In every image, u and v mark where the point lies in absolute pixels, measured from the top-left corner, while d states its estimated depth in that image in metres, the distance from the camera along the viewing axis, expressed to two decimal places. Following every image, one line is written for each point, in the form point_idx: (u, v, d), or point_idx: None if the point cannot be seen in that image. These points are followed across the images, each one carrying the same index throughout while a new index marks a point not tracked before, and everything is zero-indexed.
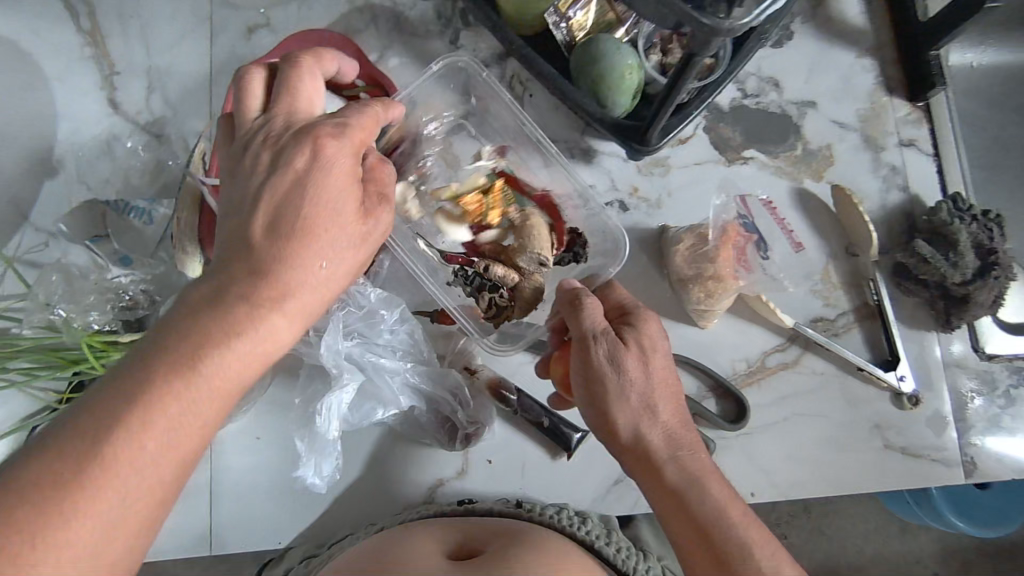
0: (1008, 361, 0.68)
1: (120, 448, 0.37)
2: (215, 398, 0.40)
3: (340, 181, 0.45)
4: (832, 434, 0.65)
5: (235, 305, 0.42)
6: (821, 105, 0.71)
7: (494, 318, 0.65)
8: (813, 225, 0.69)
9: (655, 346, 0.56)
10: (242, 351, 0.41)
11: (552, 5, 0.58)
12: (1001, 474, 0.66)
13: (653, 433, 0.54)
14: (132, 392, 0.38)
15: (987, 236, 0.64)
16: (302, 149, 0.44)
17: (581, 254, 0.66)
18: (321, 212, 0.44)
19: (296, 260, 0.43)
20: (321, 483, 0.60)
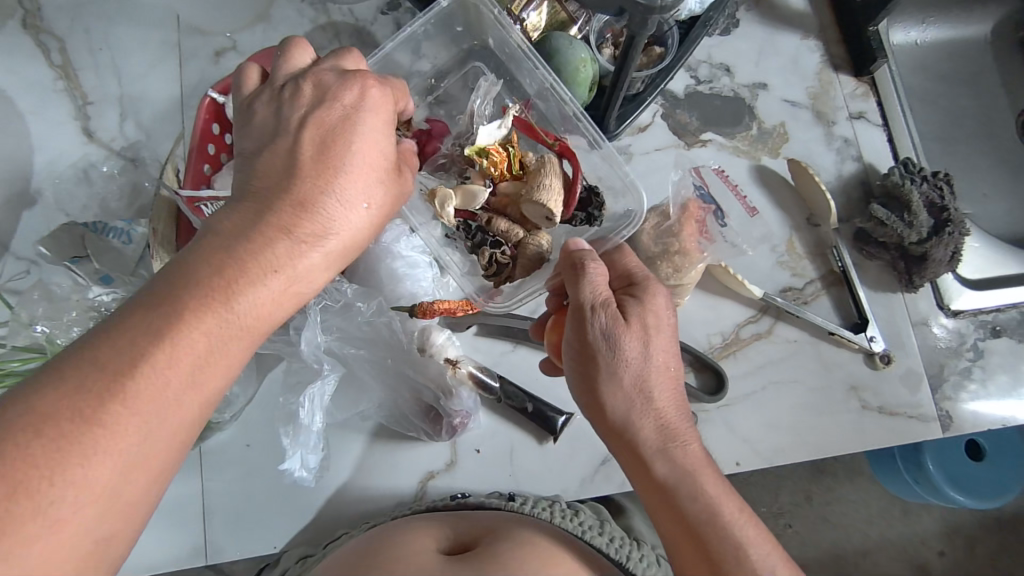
0: (973, 317, 0.68)
1: (152, 378, 0.34)
2: (237, 340, 0.37)
3: (380, 122, 0.44)
4: (809, 399, 0.65)
5: (275, 237, 0.39)
6: (771, 85, 0.73)
7: (497, 279, 0.60)
8: (773, 199, 0.70)
9: (659, 325, 0.50)
10: (276, 288, 0.39)
11: (507, 8, 0.65)
12: (978, 426, 0.65)
13: (644, 421, 0.48)
14: (164, 321, 0.35)
15: (938, 195, 0.65)
16: (348, 88, 0.44)
17: (597, 216, 0.61)
18: (366, 152, 0.43)
19: (337, 196, 0.42)
20: (308, 476, 0.57)
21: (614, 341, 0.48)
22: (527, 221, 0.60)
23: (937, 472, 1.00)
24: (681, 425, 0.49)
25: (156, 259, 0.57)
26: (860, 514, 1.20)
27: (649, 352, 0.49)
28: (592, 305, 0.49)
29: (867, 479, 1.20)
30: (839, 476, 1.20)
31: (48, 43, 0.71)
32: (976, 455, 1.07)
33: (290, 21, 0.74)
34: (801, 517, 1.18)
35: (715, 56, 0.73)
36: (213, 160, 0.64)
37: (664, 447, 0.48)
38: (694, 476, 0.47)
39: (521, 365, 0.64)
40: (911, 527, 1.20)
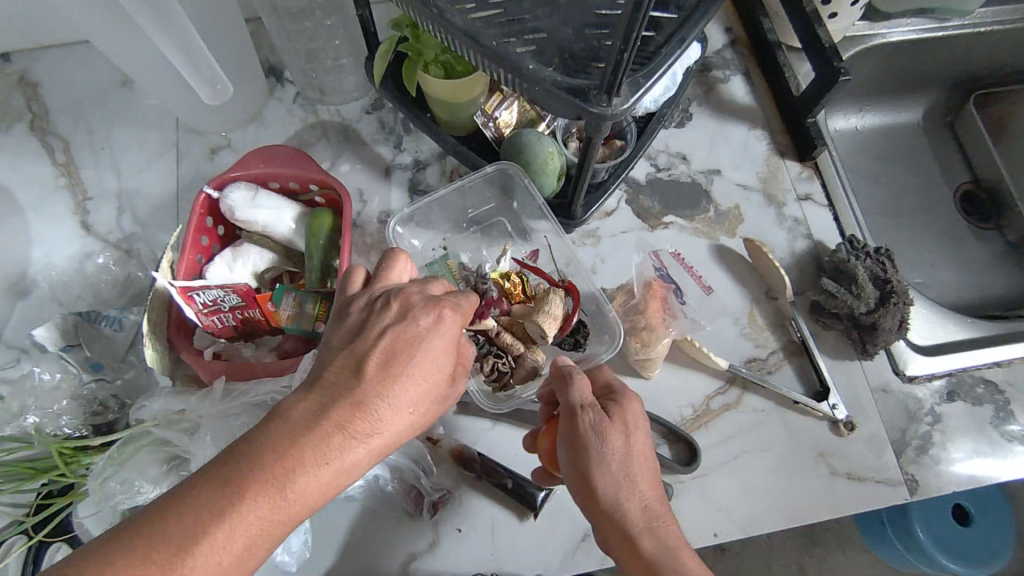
0: (927, 382, 0.72)
1: (202, 558, 0.37)
2: (281, 527, 0.40)
3: (448, 343, 0.47)
4: (780, 467, 0.67)
5: (330, 432, 0.42)
6: (724, 172, 0.80)
7: (496, 385, 0.65)
8: (733, 276, 0.75)
9: (638, 420, 0.54)
10: (325, 478, 0.41)
11: (479, 108, 0.73)
12: (942, 489, 0.68)
13: (630, 504, 0.50)
14: (222, 504, 0.38)
15: (881, 269, 0.70)
16: (427, 311, 0.47)
17: (581, 342, 0.68)
18: (425, 365, 0.45)
19: (390, 399, 0.44)
20: (290, 560, 0.59)
21: (600, 432, 0.52)
22: (528, 339, 0.65)
23: (928, 539, 1.01)
24: (664, 509, 0.51)
25: (146, 346, 0.59)
26: None
27: (630, 442, 0.52)
28: (581, 404, 0.53)
29: (858, 549, 1.20)
30: (831, 546, 1.19)
31: (54, 144, 0.77)
32: (962, 518, 1.08)
33: (281, 121, 0.81)
34: None
35: (672, 146, 0.81)
36: (206, 251, 0.68)
37: (648, 526, 0.50)
38: (680, 558, 0.48)
39: (500, 442, 0.66)
40: None
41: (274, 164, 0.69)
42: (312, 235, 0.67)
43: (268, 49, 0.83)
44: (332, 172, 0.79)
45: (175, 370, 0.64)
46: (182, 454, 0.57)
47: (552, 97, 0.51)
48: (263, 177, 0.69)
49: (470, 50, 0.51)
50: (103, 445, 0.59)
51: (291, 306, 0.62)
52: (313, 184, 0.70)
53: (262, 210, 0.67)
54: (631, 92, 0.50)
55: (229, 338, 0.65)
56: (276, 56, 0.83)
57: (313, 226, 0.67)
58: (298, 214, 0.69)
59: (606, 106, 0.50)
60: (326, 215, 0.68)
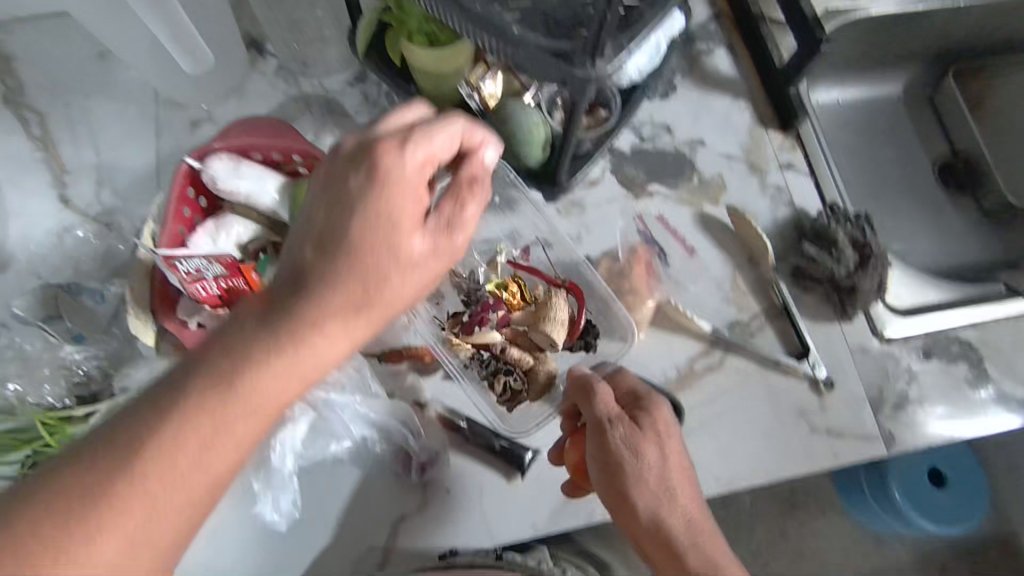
0: (905, 343, 0.74)
1: (161, 448, 0.39)
2: (243, 420, 0.41)
3: (402, 204, 0.45)
4: (761, 425, 0.69)
5: (281, 324, 0.42)
6: (708, 141, 0.80)
7: (508, 404, 0.67)
8: (716, 242, 0.76)
9: (670, 430, 0.58)
10: (281, 371, 0.42)
11: (464, 79, 0.72)
12: (916, 444, 0.71)
13: (673, 518, 0.55)
14: (177, 400, 0.40)
15: (861, 234, 0.71)
16: (361, 168, 0.45)
17: (592, 342, 0.69)
18: (371, 229, 0.45)
19: (337, 278, 0.44)
20: (280, 519, 0.60)
21: (634, 449, 0.56)
22: (536, 349, 0.66)
23: (904, 502, 1.06)
24: (704, 524, 0.56)
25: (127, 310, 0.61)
26: (837, 552, 1.22)
27: (664, 454, 0.56)
28: (609, 419, 0.56)
29: (839, 516, 1.23)
30: (814, 512, 1.23)
31: (29, 117, 0.75)
32: (938, 481, 1.11)
33: (263, 93, 0.80)
34: (780, 555, 1.21)
35: (657, 117, 0.81)
36: (188, 223, 0.68)
37: (692, 539, 0.54)
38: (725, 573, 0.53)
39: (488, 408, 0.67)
40: (887, 562, 1.22)
41: (258, 134, 0.70)
42: (296, 204, 0.67)
43: (246, 20, 0.81)
44: (315, 144, 0.79)
45: (160, 340, 0.64)
46: None
47: (536, 60, 0.51)
48: (246, 147, 0.69)
49: (454, 15, 0.51)
50: (87, 415, 0.59)
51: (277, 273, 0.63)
52: (296, 154, 0.70)
53: (245, 179, 0.67)
54: (614, 55, 0.50)
55: (214, 307, 0.62)
56: (256, 27, 0.81)
57: (298, 197, 0.67)
58: (281, 184, 0.68)
59: (590, 68, 0.50)
60: (310, 184, 0.67)
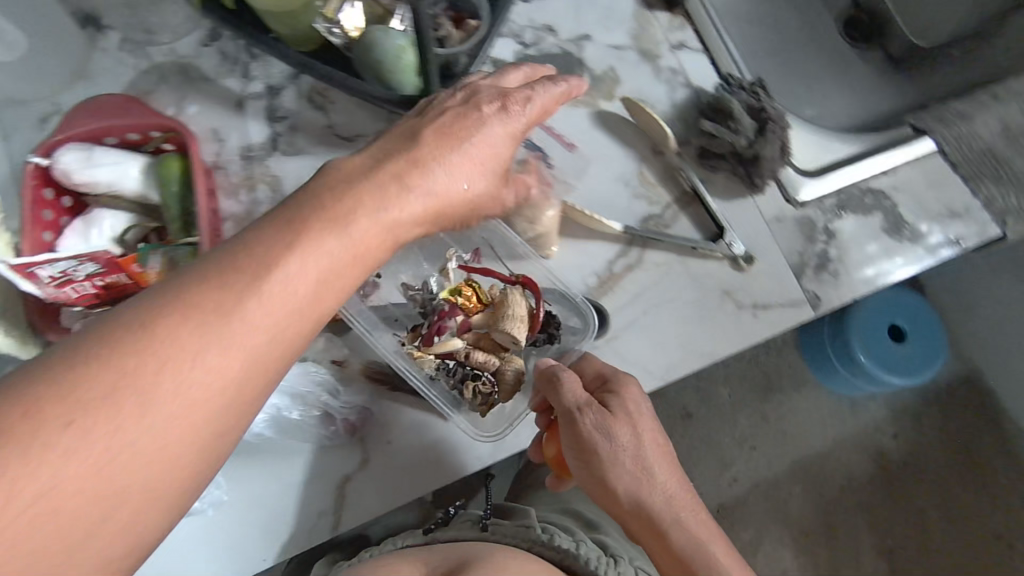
0: (819, 203, 0.73)
1: (276, 280, 0.38)
2: (349, 266, 0.42)
3: (503, 135, 0.50)
4: (688, 313, 0.68)
5: (389, 186, 0.44)
6: (594, 35, 0.76)
7: (483, 408, 0.64)
8: (617, 139, 0.73)
9: (640, 409, 0.58)
10: (385, 226, 0.43)
11: (320, 15, 0.67)
12: (842, 300, 0.71)
13: (654, 498, 0.56)
14: (291, 234, 0.40)
15: (755, 100, 0.71)
16: (490, 99, 0.50)
17: (555, 334, 0.67)
18: (479, 144, 0.49)
19: (446, 171, 0.47)
20: (202, 506, 0.59)
21: (607, 432, 0.56)
22: (501, 348, 0.64)
23: (869, 362, 1.10)
24: (683, 497, 0.57)
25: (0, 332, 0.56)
26: (814, 420, 1.26)
27: (638, 434, 0.57)
28: (578, 407, 0.56)
29: (811, 387, 1.27)
30: (787, 389, 1.26)
31: None
32: (898, 336, 1.12)
33: (111, 72, 0.73)
34: (762, 436, 1.24)
35: (537, 19, 0.76)
36: (53, 226, 0.63)
37: (674, 515, 0.56)
38: (707, 543, 0.55)
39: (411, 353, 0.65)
40: (862, 420, 1.27)
41: (103, 116, 0.64)
42: (164, 183, 0.63)
43: None
44: (180, 117, 0.73)
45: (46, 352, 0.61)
46: None
47: None
48: (95, 133, 0.64)
49: None
50: None
51: (161, 264, 0.59)
52: (153, 130, 0.64)
53: (102, 168, 0.62)
54: None
55: (89, 305, 0.60)
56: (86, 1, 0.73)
57: (163, 174, 0.63)
58: (144, 165, 0.63)
59: None
60: (174, 159, 0.63)
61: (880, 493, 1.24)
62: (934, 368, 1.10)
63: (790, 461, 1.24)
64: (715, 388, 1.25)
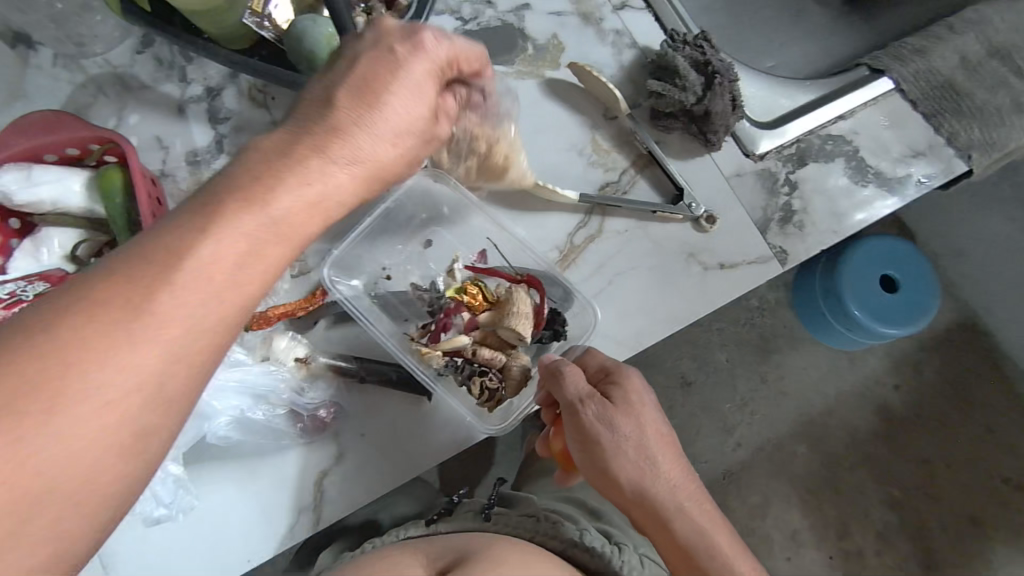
0: (778, 154, 0.72)
1: (191, 270, 0.35)
2: (276, 246, 0.38)
3: (429, 76, 0.44)
4: (654, 279, 0.67)
5: (308, 156, 0.40)
6: (533, 4, 0.74)
7: (489, 403, 0.62)
8: (568, 107, 0.71)
9: (644, 399, 0.57)
10: (312, 200, 0.39)
11: (247, 10, 0.65)
12: (810, 251, 0.70)
13: (660, 491, 0.55)
14: (203, 219, 0.36)
15: (700, 53, 0.68)
16: (403, 42, 0.43)
17: (562, 329, 0.65)
18: (396, 99, 0.42)
19: (366, 133, 0.41)
20: (171, 513, 0.56)
21: (610, 423, 0.55)
22: (508, 344, 0.63)
23: (862, 314, 1.08)
24: (689, 490, 0.57)
25: None
26: (811, 377, 1.25)
27: (642, 427, 0.56)
28: (580, 398, 0.55)
29: (806, 344, 1.26)
30: (782, 349, 1.25)
31: None
32: (888, 286, 1.11)
33: (47, 89, 0.72)
34: (760, 398, 1.24)
35: None
36: (2, 250, 0.63)
37: (680, 507, 0.56)
38: (712, 535, 0.55)
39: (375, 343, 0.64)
40: (861, 372, 1.26)
41: (37, 133, 0.62)
42: (106, 196, 0.62)
43: None
44: (122, 127, 0.72)
45: None
46: None
47: None
48: (32, 151, 0.63)
49: None
50: None
51: None
52: (91, 143, 0.63)
53: (43, 186, 0.61)
54: None
55: None
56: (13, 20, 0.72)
57: (106, 188, 0.62)
58: (86, 179, 0.62)
59: None
60: (115, 171, 0.62)
61: (883, 443, 1.24)
62: (926, 318, 1.09)
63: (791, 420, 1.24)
64: (712, 353, 1.24)
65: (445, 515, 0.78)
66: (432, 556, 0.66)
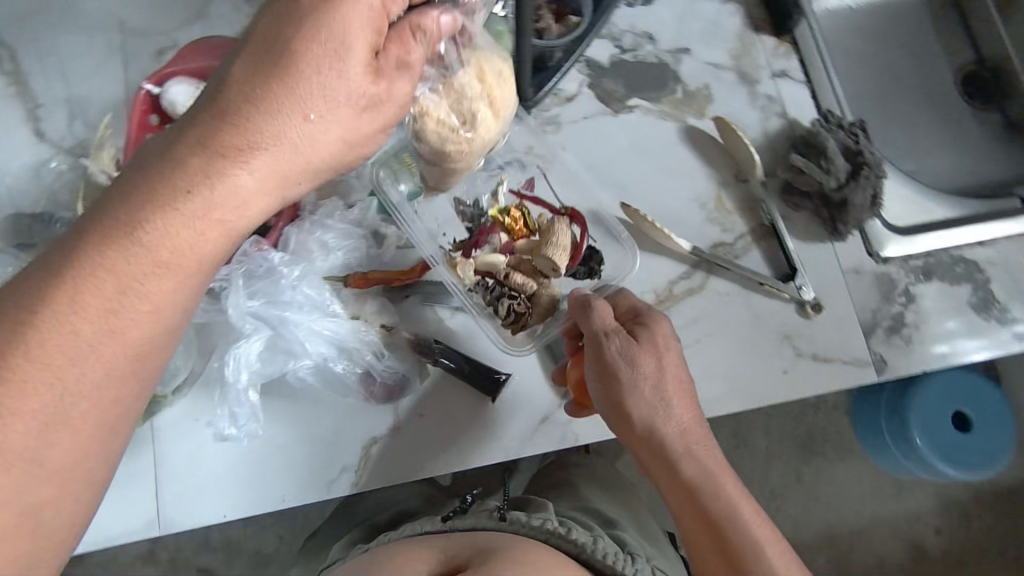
0: (903, 262, 0.69)
1: (56, 309, 0.37)
2: (164, 272, 0.39)
3: (355, 26, 0.40)
4: (742, 350, 0.66)
5: (192, 156, 0.39)
6: (694, 50, 0.74)
7: (514, 327, 0.64)
8: (702, 159, 0.71)
9: (669, 344, 0.57)
10: (203, 213, 0.39)
11: None
12: (912, 369, 0.67)
13: (670, 431, 0.55)
14: (67, 264, 0.38)
15: (853, 141, 0.67)
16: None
17: (597, 270, 0.67)
18: (308, 56, 0.40)
19: (274, 111, 0.40)
20: (239, 435, 0.59)
21: (631, 359, 0.55)
22: (539, 274, 0.64)
23: (925, 445, 1.02)
24: (701, 437, 0.56)
25: None
26: (853, 494, 1.19)
27: (663, 367, 0.55)
28: (605, 331, 0.56)
29: (856, 459, 1.20)
30: (831, 456, 1.19)
31: None
32: (962, 423, 1.04)
33: (226, 17, 0.77)
34: (792, 499, 1.18)
35: (640, 25, 0.74)
36: None
37: (688, 450, 0.55)
38: (716, 481, 0.54)
39: (459, 333, 0.66)
40: (906, 504, 1.19)
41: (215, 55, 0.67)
42: None
43: None
44: None
45: None
46: None
47: None
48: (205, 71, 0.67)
49: None
50: None
51: None
52: None
53: None
54: None
55: None
56: None
57: None
58: None
59: None
60: None
61: None
62: (995, 466, 1.02)
63: (820, 532, 1.17)
64: (752, 436, 1.18)
65: (463, 512, 0.76)
66: (448, 553, 0.65)
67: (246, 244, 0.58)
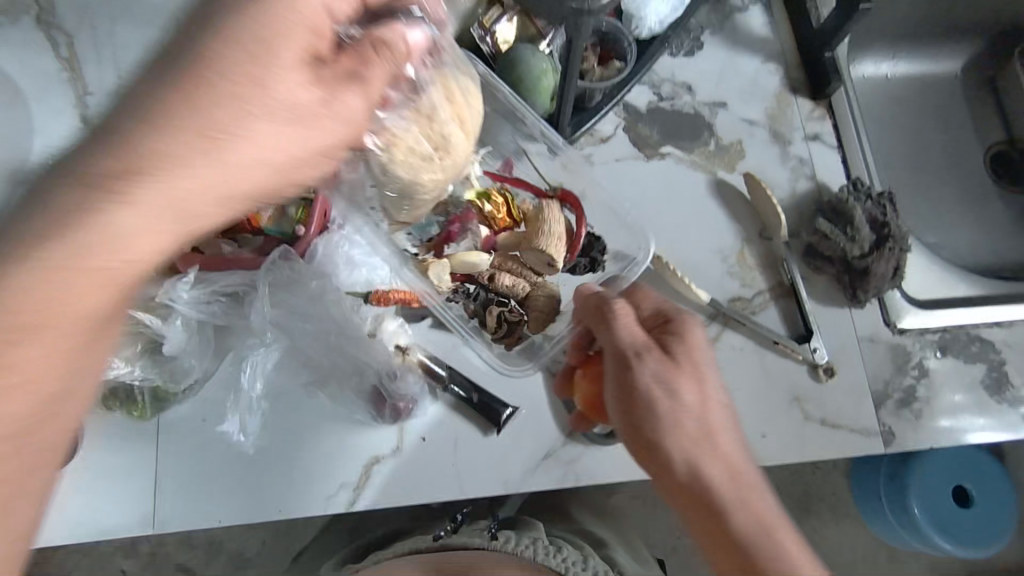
0: (919, 335, 0.69)
1: None
2: (67, 305, 0.36)
3: (287, 29, 0.38)
4: (751, 406, 0.66)
5: (101, 171, 0.36)
6: (731, 105, 0.75)
7: (507, 338, 0.66)
8: (728, 212, 0.72)
9: (705, 362, 0.52)
10: (109, 236, 0.36)
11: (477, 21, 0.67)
12: (921, 444, 0.67)
13: (711, 468, 0.49)
14: None
15: (880, 213, 0.67)
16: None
17: (598, 258, 0.68)
18: (230, 60, 0.38)
19: (195, 119, 0.37)
20: (247, 439, 0.61)
21: (665, 382, 0.50)
22: (528, 273, 0.65)
23: (922, 517, 1.00)
24: (745, 472, 0.50)
25: None
26: (845, 559, 1.17)
27: (700, 392, 0.51)
28: (634, 349, 0.51)
29: (851, 523, 1.18)
30: (826, 517, 1.18)
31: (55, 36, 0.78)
32: (963, 499, 1.02)
33: None
34: None
35: (680, 76, 0.76)
36: None
37: (732, 490, 0.49)
38: (763, 523, 0.49)
39: (471, 360, 0.66)
40: None
41: None
42: None
43: None
44: None
45: None
46: (157, 337, 0.59)
47: None
48: None
49: None
50: None
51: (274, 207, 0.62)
52: None
53: None
54: None
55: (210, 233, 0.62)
56: None
57: None
58: None
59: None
60: None
61: None
62: (995, 545, 1.00)
63: None
64: None
65: (453, 530, 0.76)
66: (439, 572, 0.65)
67: (275, 256, 0.60)
